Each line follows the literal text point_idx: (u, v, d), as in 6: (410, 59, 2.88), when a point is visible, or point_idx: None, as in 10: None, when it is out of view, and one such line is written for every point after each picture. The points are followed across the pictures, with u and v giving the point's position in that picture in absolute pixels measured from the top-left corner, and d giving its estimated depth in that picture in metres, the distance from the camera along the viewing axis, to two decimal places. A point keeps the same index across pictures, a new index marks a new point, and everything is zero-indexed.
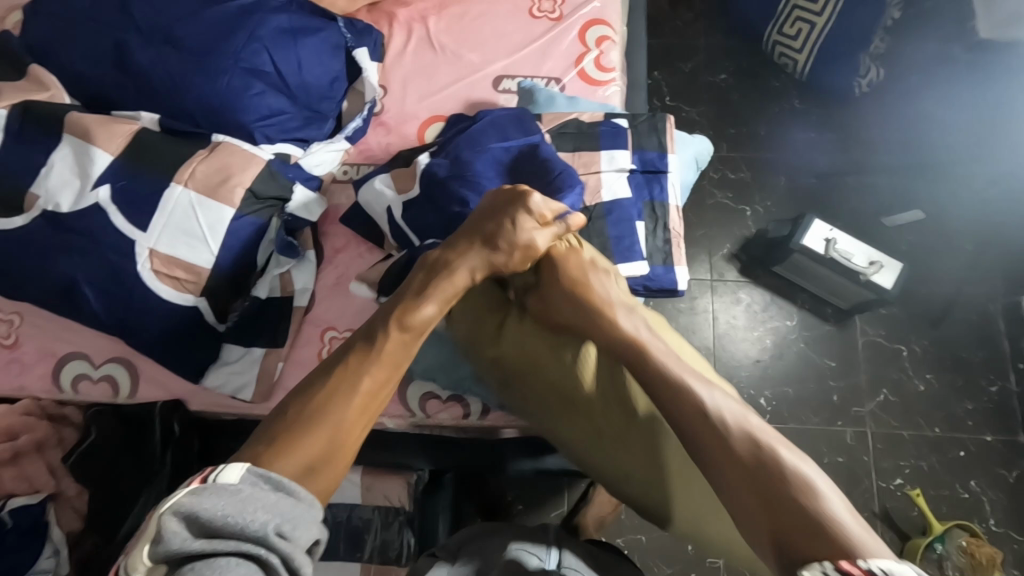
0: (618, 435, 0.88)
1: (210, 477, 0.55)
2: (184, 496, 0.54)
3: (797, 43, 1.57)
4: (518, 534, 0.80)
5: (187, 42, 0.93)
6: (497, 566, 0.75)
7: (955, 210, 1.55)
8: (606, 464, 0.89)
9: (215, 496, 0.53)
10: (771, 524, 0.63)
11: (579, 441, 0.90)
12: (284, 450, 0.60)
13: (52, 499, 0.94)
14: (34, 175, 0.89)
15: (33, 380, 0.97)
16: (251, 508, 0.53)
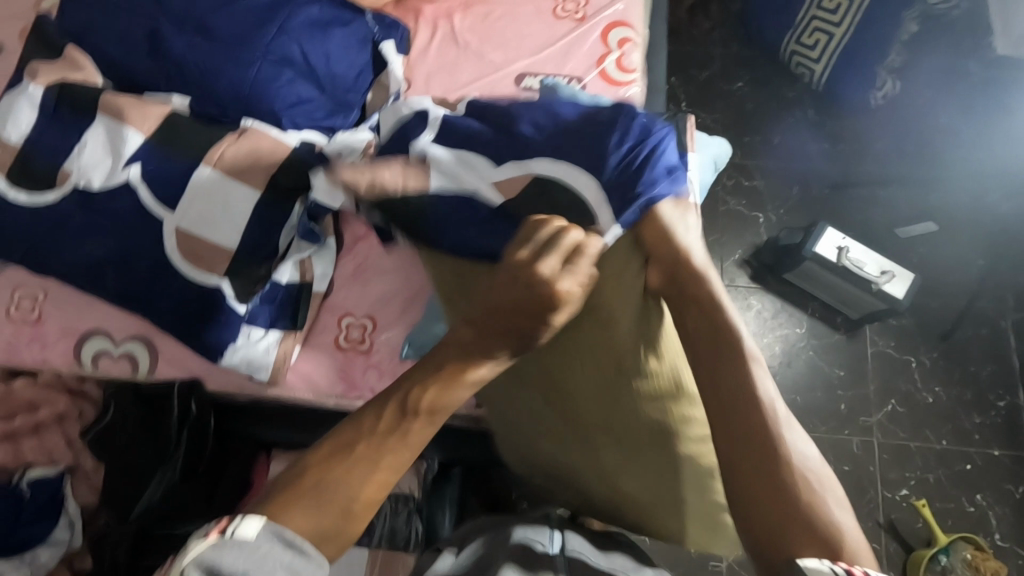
0: (622, 392, 0.82)
1: (229, 529, 0.51)
2: (203, 549, 0.49)
3: (815, 53, 1.57)
4: (522, 522, 0.79)
5: (221, 30, 0.96)
6: (505, 549, 0.73)
7: (960, 220, 1.56)
8: (593, 420, 0.84)
9: (235, 552, 0.49)
10: (772, 508, 0.57)
11: (572, 393, 0.84)
12: (306, 507, 0.54)
13: (70, 472, 0.98)
14: (67, 153, 0.91)
15: (54, 355, 0.99)
16: (270, 568, 0.49)
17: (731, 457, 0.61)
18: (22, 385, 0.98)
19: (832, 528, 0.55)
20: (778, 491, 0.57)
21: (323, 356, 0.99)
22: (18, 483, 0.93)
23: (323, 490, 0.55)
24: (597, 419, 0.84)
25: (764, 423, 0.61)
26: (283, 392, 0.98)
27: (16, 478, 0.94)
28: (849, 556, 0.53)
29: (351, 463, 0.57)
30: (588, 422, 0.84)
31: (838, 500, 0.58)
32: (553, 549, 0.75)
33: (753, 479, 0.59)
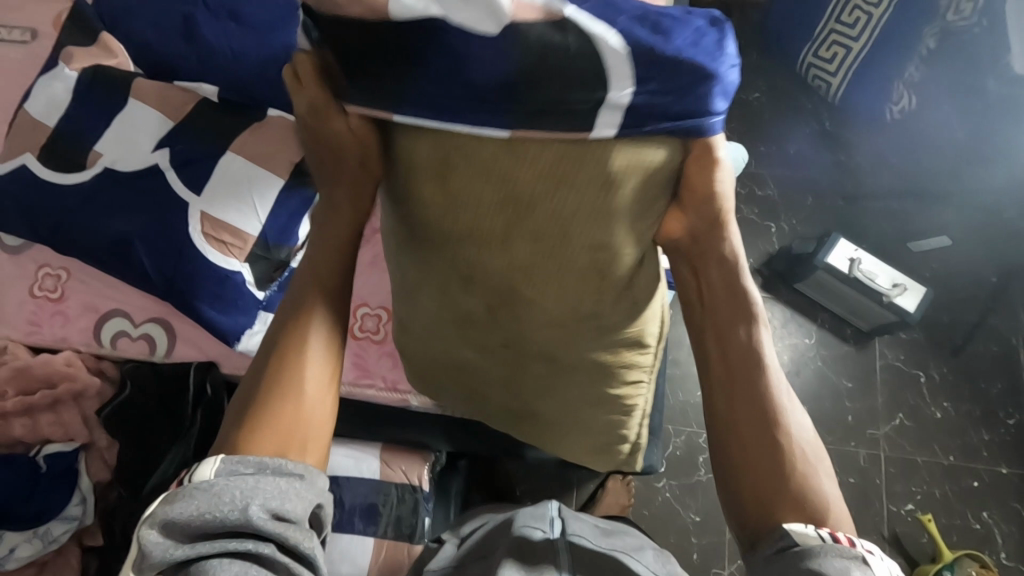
0: (571, 329, 0.64)
1: (184, 479, 0.45)
2: (161, 504, 0.45)
3: (832, 66, 1.56)
4: (521, 514, 0.74)
5: (251, 20, 0.98)
6: (506, 546, 0.69)
7: (963, 229, 1.56)
8: (523, 353, 0.70)
9: (189, 497, 0.43)
10: (754, 475, 0.56)
11: (511, 326, 0.65)
12: (250, 434, 0.49)
13: (85, 448, 1.00)
14: (99, 136, 0.94)
15: (74, 333, 1.01)
16: (229, 496, 0.43)
17: (726, 431, 0.58)
18: (41, 360, 0.98)
19: (826, 507, 0.53)
20: (775, 474, 0.55)
21: None
22: (35, 456, 0.96)
23: (266, 414, 0.50)
24: (529, 352, 0.70)
25: (765, 388, 0.58)
26: None
27: (34, 452, 0.96)
28: (826, 520, 0.52)
29: (298, 383, 0.52)
30: (512, 352, 0.70)
31: (828, 474, 0.56)
32: (554, 533, 0.71)
33: (745, 456, 0.57)
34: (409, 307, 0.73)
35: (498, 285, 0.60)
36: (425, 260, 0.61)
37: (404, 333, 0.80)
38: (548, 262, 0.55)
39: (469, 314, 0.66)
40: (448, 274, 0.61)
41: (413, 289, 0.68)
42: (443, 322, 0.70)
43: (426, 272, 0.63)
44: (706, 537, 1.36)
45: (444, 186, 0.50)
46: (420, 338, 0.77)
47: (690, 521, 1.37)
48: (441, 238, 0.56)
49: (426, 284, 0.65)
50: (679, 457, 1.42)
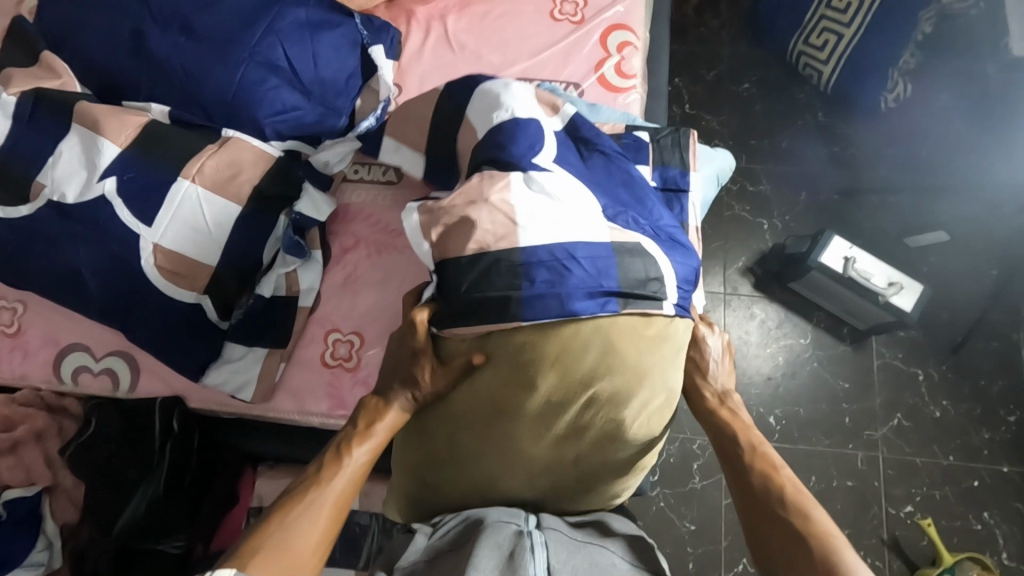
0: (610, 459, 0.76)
1: None
2: None
3: (823, 54, 1.53)
4: (497, 510, 0.71)
5: (204, 34, 0.92)
6: (473, 535, 0.66)
7: (961, 224, 1.51)
8: (570, 478, 0.77)
9: None
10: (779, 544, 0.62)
11: (563, 455, 0.75)
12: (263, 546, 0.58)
13: (48, 491, 0.94)
14: (42, 164, 0.88)
15: (34, 369, 0.96)
16: None
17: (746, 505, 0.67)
18: (1, 401, 0.95)
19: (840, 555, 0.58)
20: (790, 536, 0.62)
21: (308, 373, 0.95)
22: None
23: (275, 535, 0.60)
24: (575, 476, 0.77)
25: (760, 475, 0.68)
26: (270, 410, 0.95)
27: None
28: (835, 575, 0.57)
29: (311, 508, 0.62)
30: (565, 478, 0.76)
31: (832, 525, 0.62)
32: (530, 529, 0.67)
33: (753, 526, 0.66)
34: (439, 477, 0.78)
35: (561, 418, 0.73)
36: (483, 417, 0.74)
37: (417, 504, 0.81)
38: (600, 403, 0.73)
39: (522, 449, 0.74)
40: (514, 416, 0.73)
41: (457, 454, 0.76)
42: (487, 477, 0.76)
43: (481, 428, 0.75)
44: (702, 546, 1.33)
45: (505, 355, 0.72)
46: (445, 501, 0.79)
47: (685, 530, 1.34)
48: (508, 392, 0.73)
49: (475, 440, 0.75)
50: (674, 465, 1.38)
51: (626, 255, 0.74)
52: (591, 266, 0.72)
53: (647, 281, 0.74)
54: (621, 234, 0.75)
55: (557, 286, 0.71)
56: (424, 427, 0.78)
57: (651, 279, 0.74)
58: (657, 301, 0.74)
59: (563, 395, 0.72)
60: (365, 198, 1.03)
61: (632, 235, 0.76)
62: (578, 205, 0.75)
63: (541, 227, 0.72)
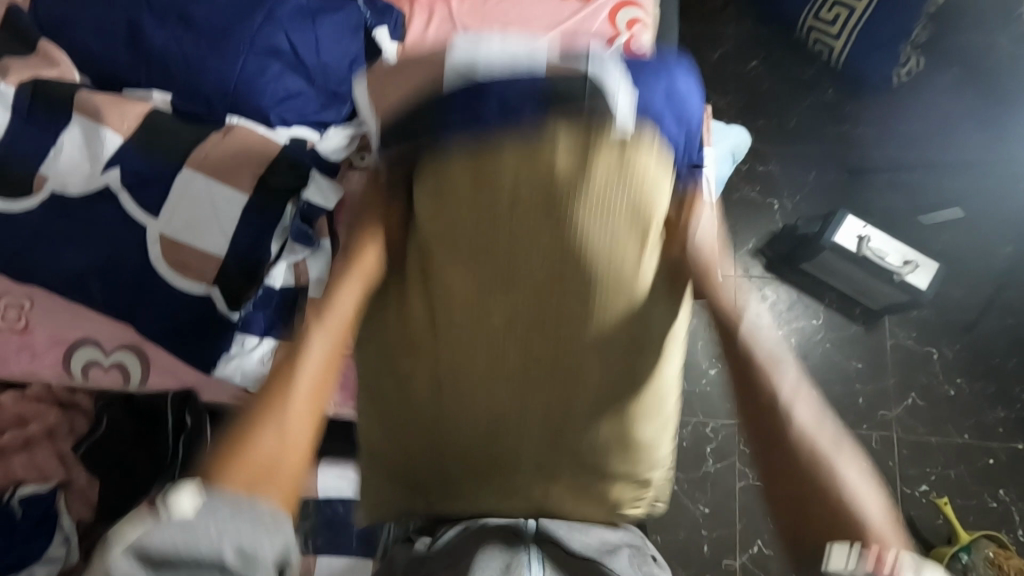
0: (594, 460, 0.68)
1: (159, 502, 0.43)
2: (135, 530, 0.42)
3: (835, 29, 1.48)
4: (493, 513, 0.70)
5: (203, 20, 0.90)
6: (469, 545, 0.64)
7: (973, 201, 1.49)
8: (551, 485, 0.69)
9: (168, 528, 0.42)
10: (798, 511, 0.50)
11: (539, 456, 0.67)
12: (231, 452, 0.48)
13: (64, 487, 0.93)
14: (43, 157, 0.86)
15: (43, 365, 0.94)
16: (213, 539, 0.43)
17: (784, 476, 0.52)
18: (11, 399, 0.94)
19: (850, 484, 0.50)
20: (786, 465, 0.52)
21: None
22: (9, 500, 0.89)
23: (254, 420, 0.50)
24: (557, 481, 0.68)
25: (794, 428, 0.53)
26: None
27: (7, 496, 0.90)
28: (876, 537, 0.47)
29: (286, 395, 0.52)
30: (541, 483, 0.68)
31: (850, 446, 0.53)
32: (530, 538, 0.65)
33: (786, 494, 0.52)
34: (402, 471, 0.72)
35: (528, 413, 0.66)
36: (438, 413, 0.68)
37: (383, 499, 0.75)
38: (569, 384, 0.64)
39: (488, 447, 0.67)
40: (478, 413, 0.66)
41: (414, 450, 0.70)
42: (455, 473, 0.69)
43: (441, 426, 0.68)
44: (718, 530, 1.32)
45: (456, 196, 0.60)
46: (409, 493, 0.73)
47: (699, 513, 1.33)
48: (470, 351, 0.64)
49: (441, 441, 0.68)
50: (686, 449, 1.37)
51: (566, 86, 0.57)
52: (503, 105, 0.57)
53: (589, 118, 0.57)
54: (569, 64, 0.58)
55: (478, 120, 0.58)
56: (371, 422, 0.72)
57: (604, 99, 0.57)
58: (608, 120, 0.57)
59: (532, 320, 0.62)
60: None
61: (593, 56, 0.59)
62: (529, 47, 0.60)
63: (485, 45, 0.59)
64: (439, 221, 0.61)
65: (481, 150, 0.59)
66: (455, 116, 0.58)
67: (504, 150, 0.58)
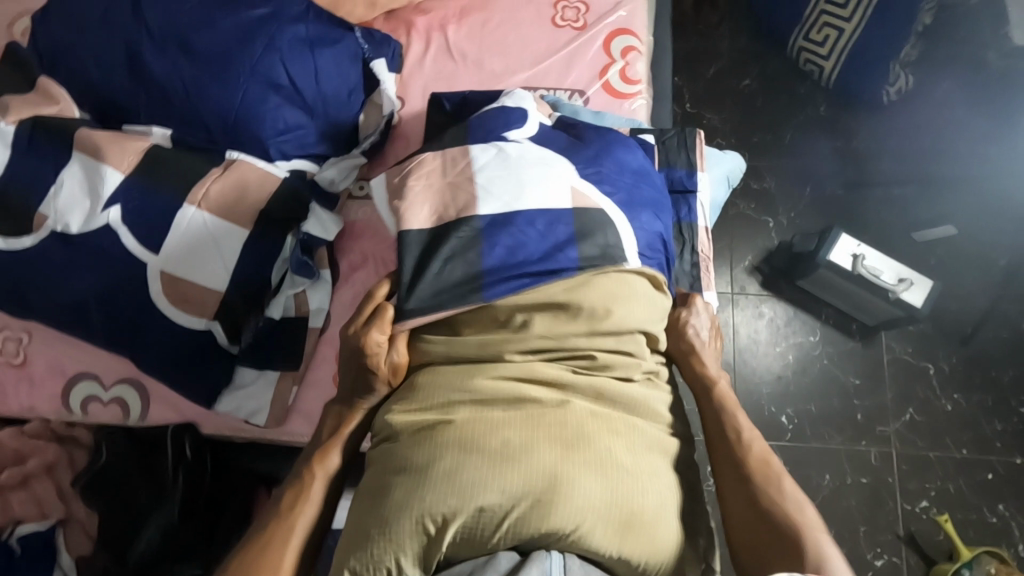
0: (673, 494, 0.69)
1: None
2: None
3: (824, 49, 1.52)
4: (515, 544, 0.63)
5: (202, 55, 0.90)
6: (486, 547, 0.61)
7: (963, 215, 1.51)
8: (642, 500, 0.66)
9: None
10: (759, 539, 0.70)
11: (633, 466, 0.68)
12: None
13: (62, 524, 0.91)
14: (43, 194, 0.86)
15: (42, 400, 0.94)
16: None
17: (737, 506, 0.74)
18: (10, 436, 0.94)
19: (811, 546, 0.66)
20: (767, 522, 0.70)
21: (320, 395, 0.93)
22: (8, 538, 0.88)
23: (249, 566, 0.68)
24: (646, 497, 0.66)
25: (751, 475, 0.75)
26: (284, 434, 0.93)
27: (6, 535, 0.89)
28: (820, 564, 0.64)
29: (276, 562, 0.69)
30: (637, 498, 0.65)
31: (815, 521, 0.70)
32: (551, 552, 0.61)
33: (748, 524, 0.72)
34: (490, 476, 0.63)
35: (617, 420, 0.71)
36: (536, 412, 0.68)
37: (453, 520, 0.61)
38: (636, 411, 0.74)
39: (587, 442, 0.67)
40: (577, 411, 0.69)
41: (510, 450, 0.64)
42: (551, 475, 0.63)
43: (538, 424, 0.67)
44: None
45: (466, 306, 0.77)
46: (492, 509, 0.61)
47: None
48: (547, 370, 0.72)
49: (540, 441, 0.65)
50: None
51: (585, 214, 0.81)
52: (548, 237, 0.79)
53: (608, 245, 0.80)
54: (588, 198, 0.82)
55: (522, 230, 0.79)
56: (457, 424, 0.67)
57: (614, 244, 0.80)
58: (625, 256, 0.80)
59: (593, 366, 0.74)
60: (370, 215, 1.01)
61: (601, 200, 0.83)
62: (548, 173, 0.83)
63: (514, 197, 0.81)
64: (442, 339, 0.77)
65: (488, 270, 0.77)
66: (516, 248, 0.78)
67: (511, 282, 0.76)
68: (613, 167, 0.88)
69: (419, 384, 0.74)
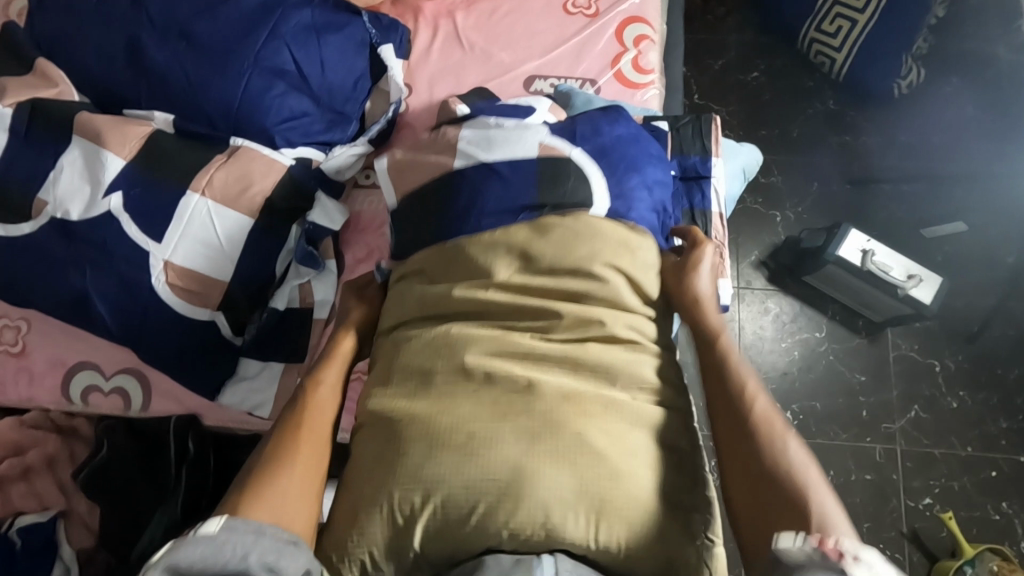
0: (659, 476, 0.66)
1: (189, 531, 0.53)
2: (163, 551, 0.51)
3: (837, 41, 1.49)
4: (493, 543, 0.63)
5: (207, 39, 0.88)
6: (460, 538, 0.62)
7: (971, 214, 1.50)
8: (624, 487, 0.63)
9: (192, 547, 0.51)
10: (752, 493, 0.63)
11: (616, 453, 0.64)
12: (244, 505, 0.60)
13: (64, 516, 0.88)
14: (42, 181, 0.84)
15: (41, 391, 0.92)
16: (229, 549, 0.52)
17: (727, 452, 0.68)
18: (9, 427, 0.92)
19: (814, 504, 0.59)
20: (761, 473, 0.63)
21: None
22: (7, 531, 0.85)
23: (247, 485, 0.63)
24: (628, 482, 0.63)
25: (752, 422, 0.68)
26: None
27: (6, 527, 0.85)
28: (822, 525, 0.57)
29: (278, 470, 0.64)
30: (615, 485, 0.62)
31: (822, 473, 0.62)
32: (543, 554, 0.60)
33: (744, 468, 0.65)
34: (455, 468, 0.62)
35: (587, 399, 0.67)
36: (504, 398, 0.67)
37: (422, 510, 0.62)
38: (613, 380, 0.69)
39: (559, 431, 0.64)
40: (546, 395, 0.66)
41: (476, 442, 0.64)
42: (517, 468, 0.62)
43: (505, 411, 0.66)
44: None
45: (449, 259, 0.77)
46: (459, 501, 0.61)
47: None
48: (528, 341, 0.70)
49: (505, 431, 0.64)
50: None
51: (555, 168, 0.80)
52: (510, 188, 0.79)
53: (571, 196, 0.79)
54: (556, 152, 0.81)
55: (489, 187, 0.79)
56: (420, 414, 0.66)
57: (576, 197, 0.79)
58: (586, 207, 0.78)
59: (569, 326, 0.72)
60: (376, 206, 0.99)
61: (572, 154, 0.82)
62: (524, 132, 0.82)
63: (486, 154, 0.81)
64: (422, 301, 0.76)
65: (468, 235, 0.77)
66: (482, 201, 0.79)
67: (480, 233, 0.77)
68: (589, 127, 0.85)
69: (392, 359, 0.73)
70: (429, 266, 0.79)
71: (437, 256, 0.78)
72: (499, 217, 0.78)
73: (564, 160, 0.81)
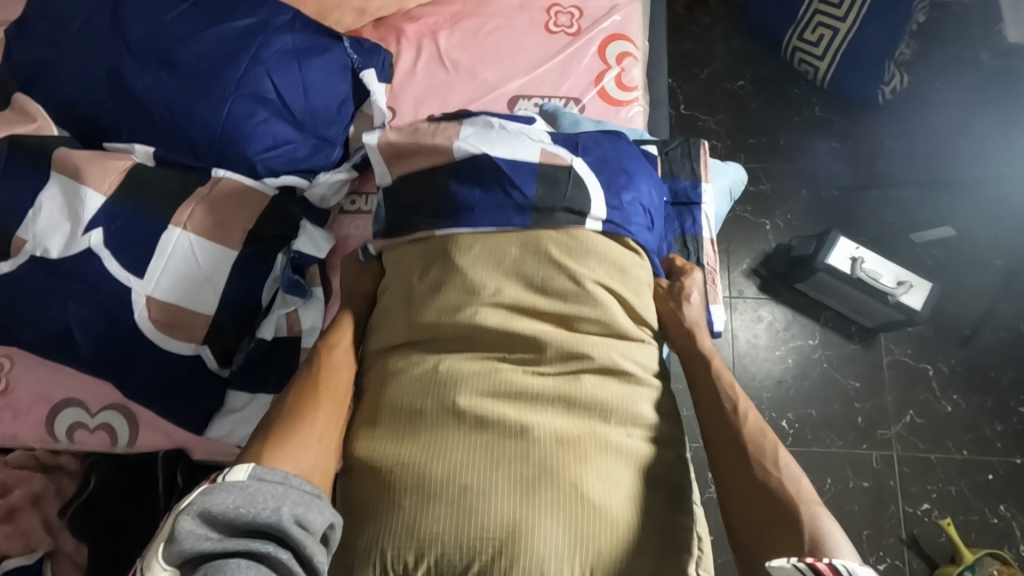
0: (654, 516, 0.65)
1: (218, 479, 0.55)
2: (195, 495, 0.52)
3: (819, 50, 1.50)
4: None
5: (188, 69, 0.87)
6: None
7: (960, 216, 1.50)
8: (620, 535, 0.63)
9: (225, 492, 0.53)
10: (743, 514, 0.64)
11: (611, 501, 0.64)
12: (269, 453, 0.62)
13: (51, 557, 0.86)
14: (21, 218, 0.83)
15: (26, 428, 0.89)
16: (262, 498, 0.53)
17: (721, 471, 0.70)
18: None
19: (807, 521, 0.61)
20: (757, 489, 0.65)
21: None
22: None
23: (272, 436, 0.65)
24: (623, 527, 0.63)
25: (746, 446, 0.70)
26: None
27: None
28: (815, 547, 0.58)
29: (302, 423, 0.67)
30: (611, 535, 0.63)
31: (814, 495, 0.64)
32: None
33: (738, 487, 0.67)
34: (449, 523, 0.62)
35: (587, 441, 0.66)
36: (496, 443, 0.66)
37: (417, 567, 0.61)
38: (607, 417, 0.69)
39: (553, 478, 0.64)
40: (540, 440, 0.66)
41: (470, 494, 0.63)
42: (512, 522, 0.62)
43: (499, 459, 0.65)
44: None
45: (438, 265, 0.76)
46: (453, 560, 0.61)
47: None
48: (520, 379, 0.69)
49: (499, 481, 0.64)
50: None
51: (555, 173, 0.79)
52: (502, 196, 0.78)
53: (570, 206, 0.77)
54: (558, 160, 0.80)
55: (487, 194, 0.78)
56: (411, 465, 0.65)
57: (570, 208, 0.78)
58: (582, 216, 0.77)
59: (562, 358, 0.71)
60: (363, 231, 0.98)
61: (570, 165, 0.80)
62: (525, 140, 0.82)
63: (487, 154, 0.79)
64: (410, 326, 0.74)
65: (451, 247, 0.76)
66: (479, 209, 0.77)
67: (473, 243, 0.76)
68: (591, 140, 0.85)
69: (384, 395, 0.71)
70: (417, 278, 0.77)
71: (427, 268, 0.77)
72: (494, 225, 0.77)
73: (563, 169, 0.80)
